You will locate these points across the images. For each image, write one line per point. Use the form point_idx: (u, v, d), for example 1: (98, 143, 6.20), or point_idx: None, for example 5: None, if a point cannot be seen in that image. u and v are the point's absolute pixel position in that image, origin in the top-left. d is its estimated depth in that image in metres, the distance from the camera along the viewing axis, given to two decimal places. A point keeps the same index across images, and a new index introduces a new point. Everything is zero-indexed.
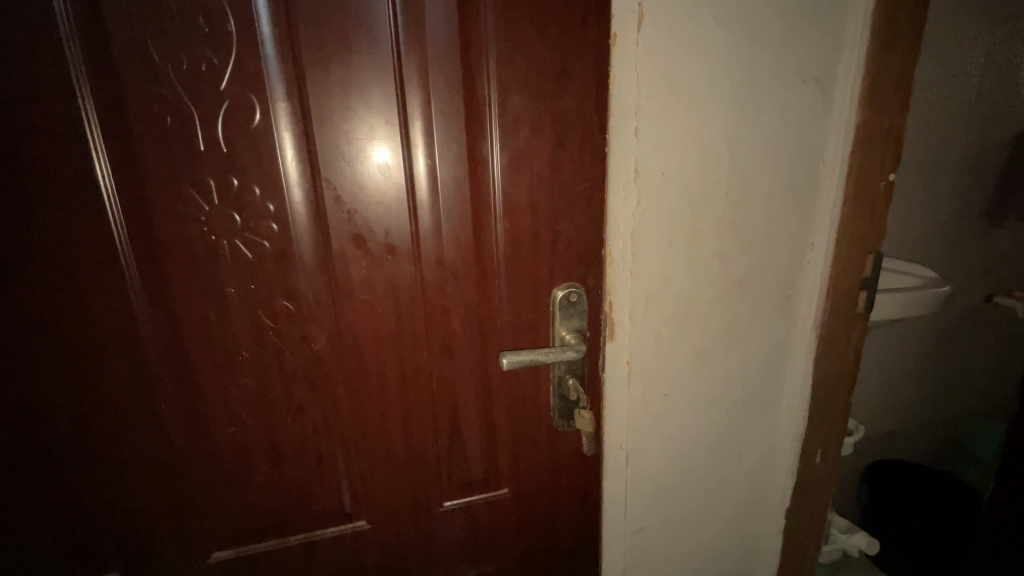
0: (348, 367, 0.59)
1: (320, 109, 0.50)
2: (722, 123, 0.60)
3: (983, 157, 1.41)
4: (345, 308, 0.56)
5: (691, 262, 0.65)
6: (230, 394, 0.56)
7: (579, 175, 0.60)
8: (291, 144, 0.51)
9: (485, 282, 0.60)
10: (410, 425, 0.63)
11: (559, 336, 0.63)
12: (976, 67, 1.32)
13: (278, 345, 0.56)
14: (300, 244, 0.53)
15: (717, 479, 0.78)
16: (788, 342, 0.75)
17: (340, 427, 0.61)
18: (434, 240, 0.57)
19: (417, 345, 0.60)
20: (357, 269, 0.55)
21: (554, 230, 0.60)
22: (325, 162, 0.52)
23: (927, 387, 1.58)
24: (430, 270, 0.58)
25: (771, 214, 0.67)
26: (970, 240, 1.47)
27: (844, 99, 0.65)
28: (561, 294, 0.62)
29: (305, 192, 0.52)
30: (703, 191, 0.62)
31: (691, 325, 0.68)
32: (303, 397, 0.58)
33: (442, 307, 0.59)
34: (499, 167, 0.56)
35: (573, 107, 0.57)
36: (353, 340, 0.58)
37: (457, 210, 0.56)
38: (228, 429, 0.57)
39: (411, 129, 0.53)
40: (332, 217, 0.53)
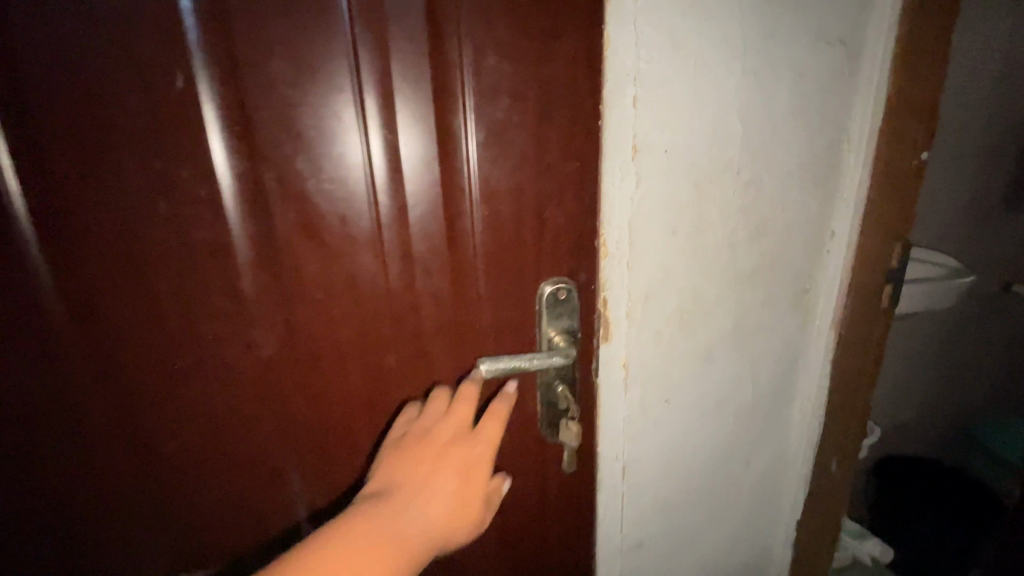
0: (305, 375, 0.52)
1: (255, 74, 0.42)
2: (735, 94, 0.53)
3: (1003, 138, 1.32)
4: (298, 309, 0.49)
5: (697, 253, 0.58)
6: (167, 408, 0.49)
7: (572, 153, 0.50)
8: (221, 116, 0.42)
9: (460, 279, 0.52)
10: (380, 439, 0.56)
11: (546, 337, 0.56)
12: (1001, 42, 1.22)
13: (222, 351, 0.49)
14: (240, 235, 0.46)
15: (722, 490, 0.72)
16: (804, 340, 0.68)
17: (299, 441, 0.54)
18: (399, 231, 0.49)
19: (384, 350, 0.53)
20: (308, 262, 0.48)
21: (541, 218, 0.52)
22: (265, 137, 0.43)
23: (939, 380, 1.51)
24: (394, 266, 0.50)
25: (787, 198, 0.59)
26: (988, 226, 1.39)
27: (872, 69, 0.57)
28: (547, 291, 0.54)
29: (243, 175, 0.44)
30: (711, 171, 0.55)
31: (696, 323, 0.61)
32: (256, 409, 0.51)
33: (412, 306, 0.52)
34: (477, 145, 0.48)
35: (567, 68, 0.47)
36: (312, 345, 0.51)
37: (426, 195, 0.48)
38: (169, 446, 0.51)
39: (367, 97, 0.44)
40: (275, 205, 0.45)
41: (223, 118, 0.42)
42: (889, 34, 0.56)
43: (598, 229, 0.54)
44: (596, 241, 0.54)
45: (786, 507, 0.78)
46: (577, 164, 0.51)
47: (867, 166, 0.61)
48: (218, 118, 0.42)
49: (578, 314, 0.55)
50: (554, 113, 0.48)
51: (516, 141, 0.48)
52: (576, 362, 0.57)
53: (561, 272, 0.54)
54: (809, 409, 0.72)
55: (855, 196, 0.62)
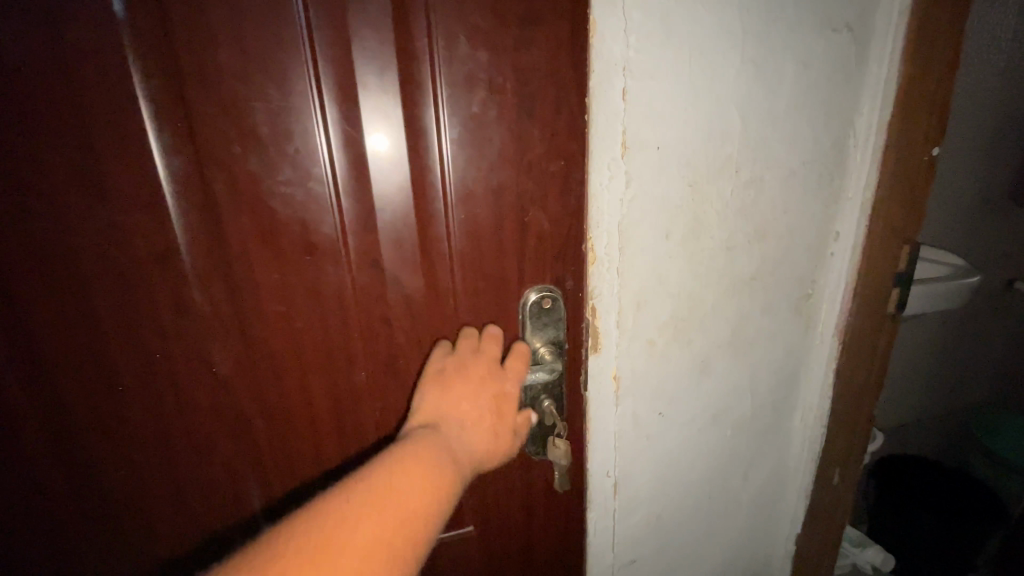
0: (268, 392, 0.48)
1: (198, 66, 0.37)
2: (732, 85, 0.48)
3: (1010, 130, 1.28)
4: (259, 322, 0.45)
5: (692, 257, 0.54)
6: (118, 432, 0.46)
7: (554, 151, 0.46)
8: (161, 113, 0.38)
9: (436, 288, 0.48)
10: (354, 456, 0.53)
11: (531, 348, 0.52)
12: (1008, 31, 1.18)
13: (175, 368, 0.45)
14: (190, 244, 0.42)
15: (718, 503, 0.68)
16: (806, 347, 0.64)
17: (264, 459, 0.51)
18: (366, 238, 0.45)
19: (355, 364, 0.49)
20: (266, 271, 0.44)
21: (523, 222, 0.48)
22: (213, 136, 0.39)
23: (939, 377, 1.48)
24: (362, 276, 0.46)
25: (789, 197, 0.55)
26: (992, 221, 1.36)
27: (880, 59, 0.53)
28: (532, 299, 0.50)
29: (190, 178, 0.40)
30: (707, 169, 0.51)
31: (691, 331, 0.57)
32: (217, 428, 0.48)
33: (383, 319, 0.48)
34: (451, 142, 0.43)
35: (548, 58, 0.43)
36: (275, 360, 0.47)
37: (395, 197, 0.44)
38: (122, 471, 0.47)
39: (326, 91, 0.40)
40: (227, 210, 0.41)
41: (162, 115, 0.38)
42: (900, 20, 0.52)
43: (585, 232, 0.49)
44: (583, 246, 0.50)
45: (785, 519, 0.75)
46: (560, 164, 0.47)
47: (874, 163, 0.57)
48: (156, 115, 0.38)
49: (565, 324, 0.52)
50: (536, 107, 0.44)
51: (494, 138, 0.44)
52: (563, 374, 0.53)
53: (545, 279, 0.50)
54: (811, 418, 0.68)
55: (862, 194, 0.58)
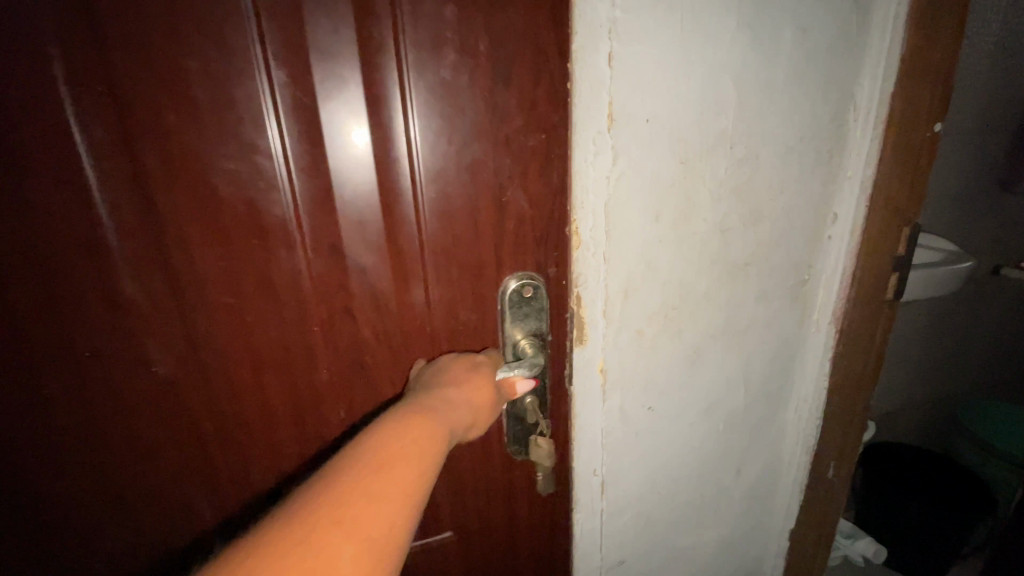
0: (221, 390, 0.44)
1: (120, 21, 0.32)
2: (727, 52, 0.44)
3: (998, 117, 1.27)
4: (207, 316, 0.41)
5: (684, 240, 0.50)
6: (49, 438, 0.41)
7: (534, 124, 0.42)
8: (76, 76, 0.32)
9: (406, 277, 0.43)
10: (320, 457, 0.49)
11: (511, 342, 0.48)
12: (999, 13, 1.16)
13: (111, 366, 0.40)
14: (122, 229, 0.37)
15: (710, 500, 0.65)
16: (801, 336, 0.61)
17: (218, 464, 0.47)
18: (325, 220, 0.40)
19: (318, 360, 0.45)
20: (212, 257, 0.39)
21: (499, 203, 0.43)
22: (143, 103, 0.34)
23: (926, 365, 1.48)
24: (322, 263, 0.41)
25: (785, 176, 0.52)
26: (978, 207, 1.35)
27: (885, 26, 0.50)
28: (511, 287, 0.46)
29: (116, 151, 0.35)
30: (699, 145, 0.47)
31: (682, 321, 0.53)
32: (163, 431, 0.44)
33: (348, 311, 0.43)
34: (418, 113, 0.39)
35: (525, 18, 0.38)
36: (226, 357, 0.43)
37: (357, 175, 0.39)
38: (56, 486, 0.42)
39: (273, 52, 0.35)
40: (162, 188, 0.36)
41: (79, 76, 0.32)
42: None
43: (569, 213, 0.45)
44: (566, 229, 0.46)
45: (779, 514, 0.72)
46: (540, 138, 0.42)
47: (876, 139, 0.53)
48: (71, 77, 0.32)
49: (547, 315, 0.48)
50: (512, 74, 0.40)
51: (467, 109, 0.40)
52: (546, 368, 0.49)
53: (526, 266, 0.46)
54: (806, 411, 0.65)
55: (863, 172, 0.54)
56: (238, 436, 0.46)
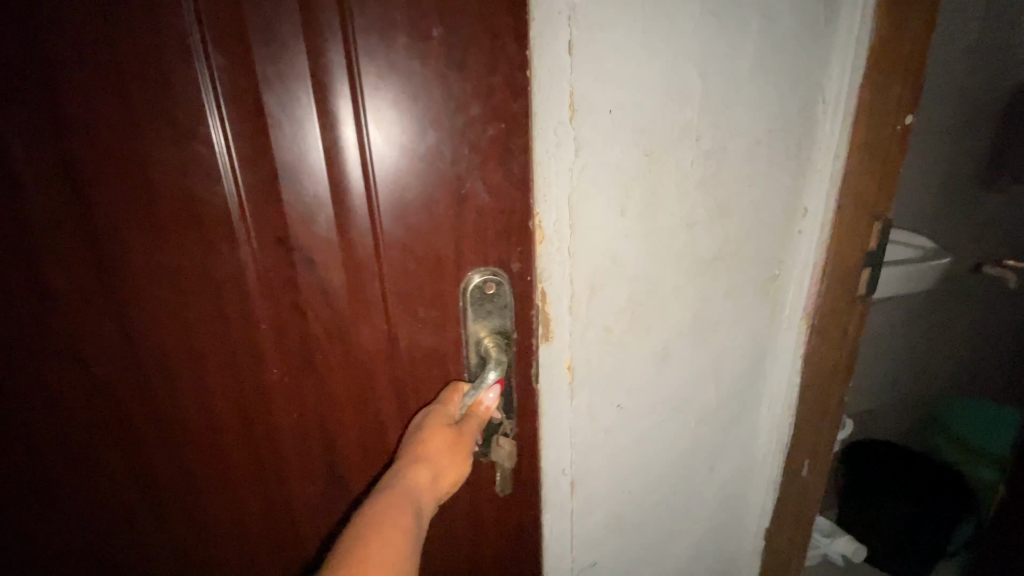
0: (167, 384, 0.43)
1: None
2: (691, 42, 0.43)
3: (976, 114, 1.28)
4: (146, 311, 0.40)
5: (651, 235, 0.49)
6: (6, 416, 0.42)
7: (494, 113, 0.39)
8: (1, 59, 0.32)
9: (359, 275, 0.41)
10: (274, 460, 0.48)
11: (473, 339, 0.46)
12: (976, 11, 1.18)
13: (61, 352, 0.40)
14: (53, 216, 0.36)
15: (682, 499, 0.65)
16: (772, 332, 0.60)
17: (168, 458, 0.46)
18: (269, 213, 0.38)
19: (267, 358, 0.43)
20: (152, 247, 0.38)
21: (458, 197, 0.41)
22: (71, 85, 0.33)
23: (907, 362, 1.49)
24: (268, 256, 0.39)
25: (752, 170, 0.51)
26: (958, 204, 1.36)
27: (853, 16, 0.49)
28: (473, 283, 0.44)
29: (50, 135, 0.34)
30: (664, 137, 0.46)
31: (651, 317, 0.52)
32: (114, 420, 0.43)
33: (299, 306, 0.42)
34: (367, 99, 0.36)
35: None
36: (166, 354, 0.41)
37: (303, 166, 0.37)
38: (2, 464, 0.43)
39: (208, 34, 0.33)
40: (97, 174, 0.35)
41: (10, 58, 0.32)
42: None
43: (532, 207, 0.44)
44: (530, 225, 0.44)
45: (754, 513, 0.71)
46: (500, 129, 0.40)
47: (845, 133, 0.52)
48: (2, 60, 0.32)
49: (512, 313, 0.46)
50: (467, 58, 0.37)
51: (416, 96, 0.37)
52: (513, 367, 0.47)
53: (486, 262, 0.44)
54: (778, 408, 0.65)
55: (833, 165, 0.53)
56: (187, 433, 0.45)
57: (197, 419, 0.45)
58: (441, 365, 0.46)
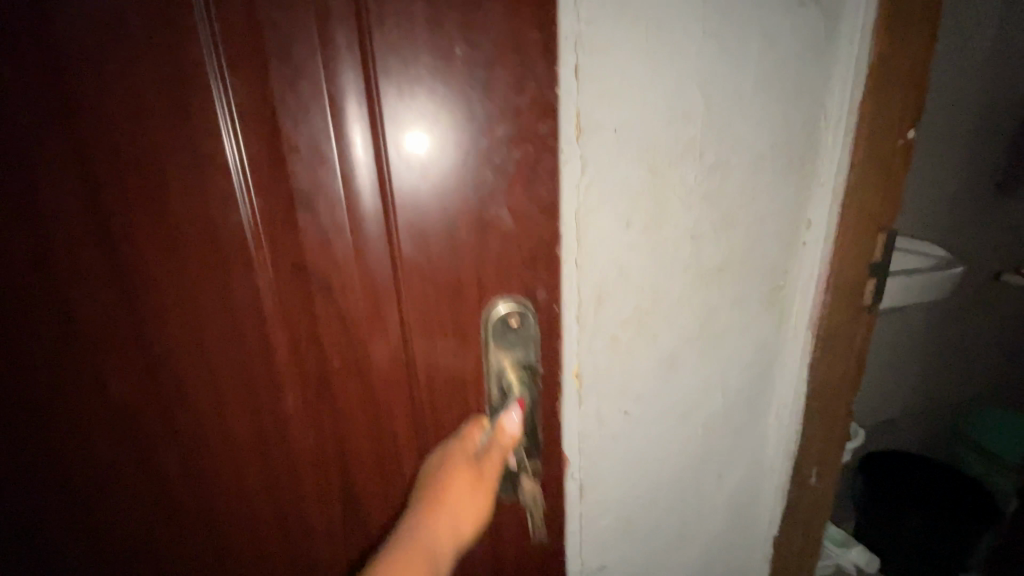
0: (198, 394, 0.46)
1: (90, 42, 0.34)
2: (694, 63, 0.45)
3: (993, 121, 1.28)
4: (160, 320, 0.43)
5: (657, 247, 0.51)
6: (57, 420, 0.45)
7: (518, 136, 0.41)
8: (63, 102, 0.36)
9: (376, 294, 0.43)
10: (287, 470, 0.50)
11: (496, 371, 0.47)
12: (992, 18, 1.18)
13: (107, 362, 0.44)
14: (80, 233, 0.40)
15: (689, 505, 0.66)
16: (778, 342, 0.61)
17: (196, 463, 0.49)
18: (288, 235, 0.41)
19: (281, 369, 0.46)
20: (188, 266, 0.41)
21: (480, 220, 0.42)
22: (123, 124, 0.37)
23: (927, 371, 1.46)
24: (287, 279, 0.42)
25: (756, 184, 0.52)
26: (977, 212, 1.34)
27: (853, 34, 0.50)
28: (497, 314, 0.45)
29: (105, 166, 0.38)
30: (668, 154, 0.48)
31: (657, 326, 0.54)
32: (152, 427, 0.47)
33: (314, 322, 0.44)
34: (390, 127, 0.39)
35: (500, 32, 0.38)
36: (198, 366, 0.45)
37: (323, 191, 0.40)
38: (50, 464, 0.47)
39: (228, 66, 0.36)
40: (144, 200, 0.39)
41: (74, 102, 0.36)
42: None
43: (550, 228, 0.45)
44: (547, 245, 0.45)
45: (763, 521, 0.71)
46: (526, 149, 0.41)
47: (848, 146, 0.53)
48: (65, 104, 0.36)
49: (535, 346, 0.47)
50: (491, 86, 0.39)
51: (443, 124, 0.39)
52: (536, 395, 0.49)
53: (508, 284, 0.45)
54: (786, 416, 0.65)
55: (834, 180, 0.55)
56: (214, 440, 0.48)
57: (223, 427, 0.47)
58: (460, 381, 0.47)
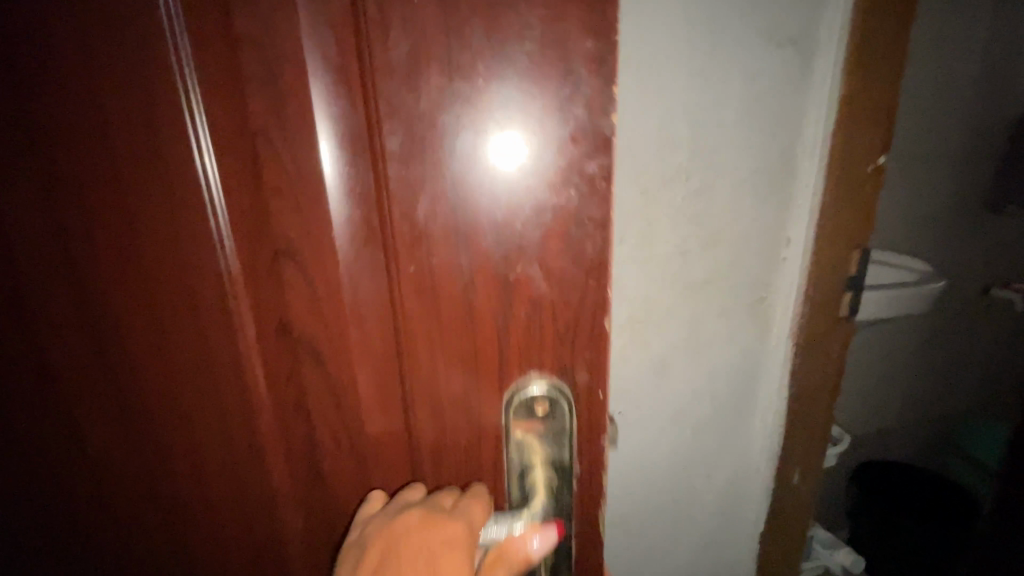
0: (190, 470, 0.41)
1: (88, 105, 0.31)
2: (682, 98, 0.51)
3: (980, 142, 1.33)
4: (113, 366, 0.38)
5: (648, 260, 0.56)
6: (49, 494, 0.42)
7: (560, 180, 0.32)
8: (63, 169, 0.33)
9: (376, 356, 0.38)
10: (262, 543, 0.44)
11: (520, 465, 0.39)
12: (978, 45, 1.24)
13: (100, 437, 0.40)
14: (21, 261, 0.35)
15: (679, 502, 0.70)
16: (762, 350, 0.66)
17: (185, 540, 0.44)
18: (274, 284, 0.37)
19: (262, 432, 0.40)
20: (184, 335, 0.37)
21: (506, 280, 0.34)
22: (122, 190, 0.33)
23: (920, 382, 1.50)
24: (272, 343, 0.38)
25: (740, 204, 0.57)
26: (967, 228, 1.40)
27: (825, 69, 0.56)
28: (525, 394, 0.37)
29: (101, 233, 0.34)
30: (658, 177, 0.53)
31: (649, 333, 0.59)
32: (146, 504, 0.42)
33: (303, 382, 0.39)
34: (400, 170, 0.32)
35: (539, 54, 0.30)
36: (193, 443, 0.40)
37: (316, 235, 0.35)
38: (40, 541, 0.44)
39: (202, 97, 0.32)
40: (138, 268, 0.35)
41: (72, 166, 0.32)
42: (841, 33, 0.54)
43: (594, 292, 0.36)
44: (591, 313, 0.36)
45: (750, 520, 0.75)
46: (569, 197, 0.33)
47: (822, 170, 0.59)
48: (63, 168, 0.32)
49: (571, 442, 0.39)
50: (536, 123, 0.31)
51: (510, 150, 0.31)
52: (564, 493, 0.40)
53: (539, 354, 0.37)
54: (771, 418, 0.70)
55: (811, 201, 0.60)
56: (206, 518, 0.43)
57: (214, 503, 0.42)
58: (472, 463, 0.40)
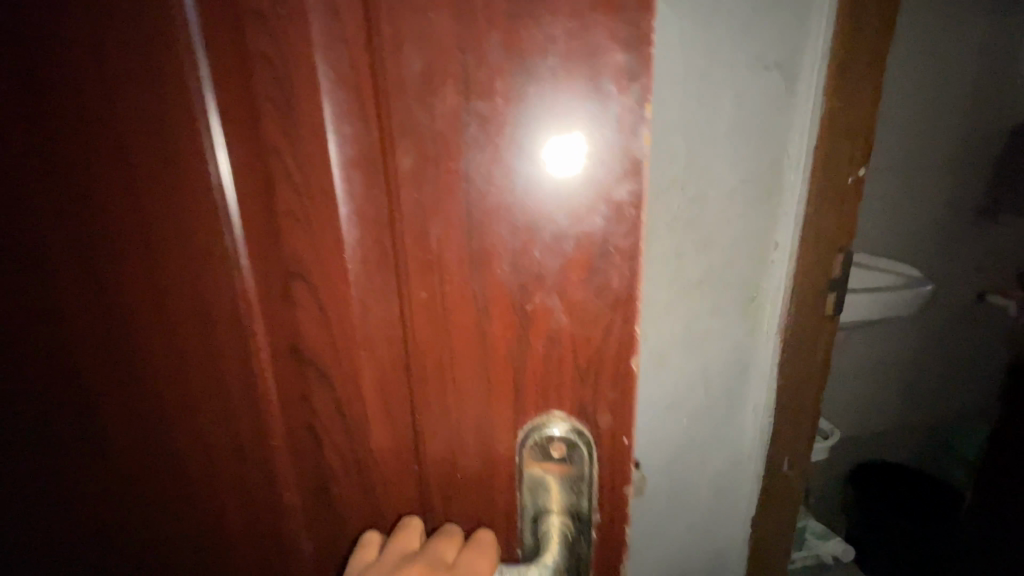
0: (248, 452, 0.49)
1: (189, 153, 0.39)
2: (677, 118, 0.57)
3: (975, 153, 1.38)
4: (139, 315, 0.45)
5: (647, 262, 0.62)
6: (143, 462, 0.51)
7: (583, 211, 0.34)
8: (166, 202, 0.41)
9: (395, 371, 0.42)
10: (278, 509, 0.51)
11: (534, 507, 0.43)
12: (971, 60, 1.29)
13: (182, 418, 0.48)
14: (127, 275, 0.44)
15: (677, 488, 0.75)
16: (754, 346, 0.71)
17: (241, 509, 0.52)
18: (294, 307, 0.42)
19: (287, 417, 0.46)
20: (246, 340, 0.44)
21: (522, 311, 0.37)
22: (208, 222, 0.41)
23: (917, 385, 1.55)
24: (286, 362, 0.44)
25: (730, 212, 0.63)
26: (962, 236, 1.44)
27: (809, 90, 0.61)
28: (543, 437, 0.41)
29: (189, 254, 0.42)
30: (655, 187, 0.59)
31: (648, 328, 0.65)
32: (212, 475, 0.50)
33: (327, 392, 0.44)
34: (417, 196, 0.35)
35: (558, 96, 0.32)
36: (250, 428, 0.48)
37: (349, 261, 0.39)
38: (135, 503, 0.53)
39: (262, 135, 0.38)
40: (216, 282, 0.43)
41: (172, 201, 0.41)
42: (822, 58, 0.60)
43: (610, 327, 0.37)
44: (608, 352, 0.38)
45: (744, 508, 0.80)
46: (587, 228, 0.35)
47: (805, 181, 0.64)
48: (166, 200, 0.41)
49: (589, 488, 0.42)
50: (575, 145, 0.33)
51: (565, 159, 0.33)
52: (575, 538, 0.43)
53: (557, 382, 0.39)
54: (762, 409, 0.75)
55: (797, 209, 0.65)
56: (259, 494, 0.51)
57: (265, 480, 0.50)
58: (487, 478, 0.43)
